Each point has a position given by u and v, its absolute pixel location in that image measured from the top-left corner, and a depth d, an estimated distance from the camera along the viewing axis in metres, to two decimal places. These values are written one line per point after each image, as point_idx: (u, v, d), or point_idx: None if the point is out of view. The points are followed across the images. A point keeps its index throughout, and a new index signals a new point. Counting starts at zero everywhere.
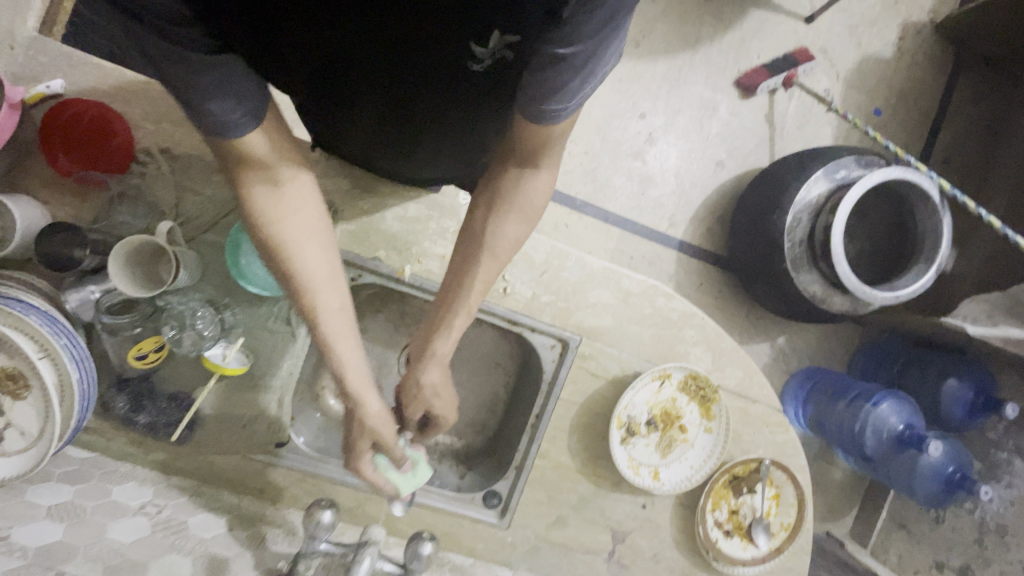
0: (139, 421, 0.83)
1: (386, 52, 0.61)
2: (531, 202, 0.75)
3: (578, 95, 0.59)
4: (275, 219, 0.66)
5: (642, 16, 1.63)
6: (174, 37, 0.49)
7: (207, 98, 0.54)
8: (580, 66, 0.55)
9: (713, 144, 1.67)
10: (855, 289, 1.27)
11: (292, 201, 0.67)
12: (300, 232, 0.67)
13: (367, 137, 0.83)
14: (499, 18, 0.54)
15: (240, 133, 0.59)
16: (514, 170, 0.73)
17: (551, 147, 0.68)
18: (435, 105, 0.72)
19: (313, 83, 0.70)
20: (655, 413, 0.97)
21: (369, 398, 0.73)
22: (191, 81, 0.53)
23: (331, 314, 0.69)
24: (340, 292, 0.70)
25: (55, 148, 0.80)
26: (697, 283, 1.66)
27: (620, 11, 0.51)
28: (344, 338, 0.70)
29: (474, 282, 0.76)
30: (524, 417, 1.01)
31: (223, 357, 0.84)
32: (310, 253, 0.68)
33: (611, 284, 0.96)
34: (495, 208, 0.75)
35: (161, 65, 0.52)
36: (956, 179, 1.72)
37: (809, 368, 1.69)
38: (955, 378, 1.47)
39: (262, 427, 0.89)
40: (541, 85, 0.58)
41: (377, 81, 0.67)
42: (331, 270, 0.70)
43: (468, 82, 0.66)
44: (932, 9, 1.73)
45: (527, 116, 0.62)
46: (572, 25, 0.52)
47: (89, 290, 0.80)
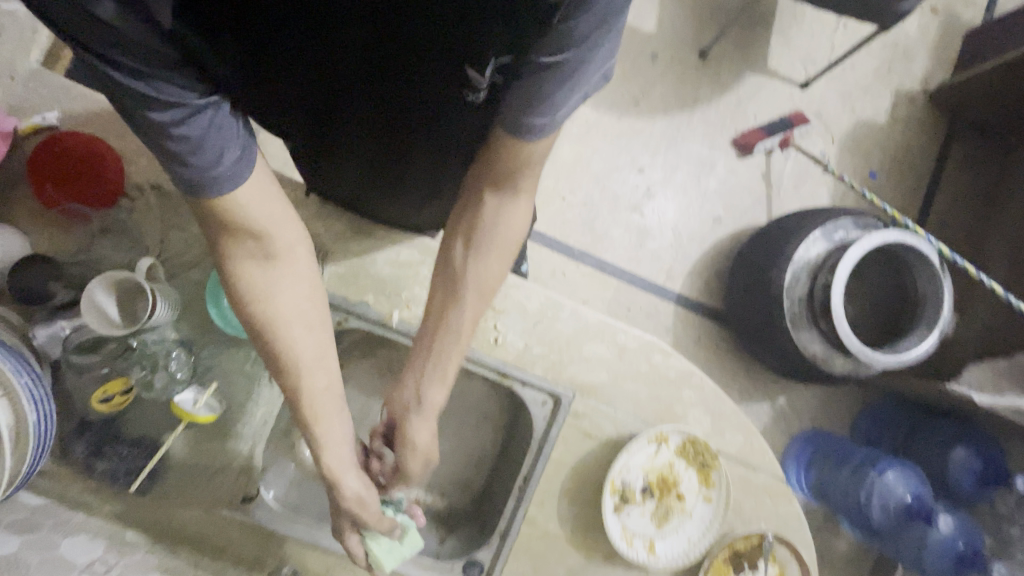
0: (97, 468, 0.78)
1: (374, 75, 0.60)
2: (511, 234, 0.74)
3: (567, 106, 0.57)
4: (264, 301, 0.66)
5: (642, 76, 1.68)
6: (155, 80, 0.47)
7: (190, 150, 0.52)
8: (568, 76, 0.53)
9: (711, 200, 1.69)
10: (857, 351, 1.23)
11: (282, 279, 0.67)
12: (290, 314, 0.68)
13: (358, 168, 0.82)
14: (489, 41, 0.52)
15: (229, 189, 0.57)
16: (492, 201, 0.71)
17: (530, 172, 0.67)
18: (426, 132, 0.70)
19: (297, 112, 0.69)
20: (651, 479, 0.91)
21: (347, 477, 0.76)
22: (176, 132, 0.50)
23: (317, 396, 0.71)
24: (328, 372, 0.72)
25: (44, 180, 0.79)
26: (695, 338, 1.62)
27: (610, 21, 0.50)
28: (330, 418, 0.73)
29: (462, 317, 0.76)
30: (511, 477, 0.95)
31: (194, 403, 0.79)
32: (300, 336, 0.69)
33: (606, 338, 0.93)
34: (475, 248, 0.74)
35: (140, 116, 0.49)
36: (954, 243, 1.72)
37: (810, 431, 1.62)
38: (963, 447, 1.42)
39: (229, 479, 0.83)
40: (526, 97, 0.55)
41: (366, 106, 0.66)
42: (320, 352, 0.71)
43: (458, 109, 0.65)
44: (923, 79, 1.80)
45: (509, 129, 0.59)
46: (561, 32, 0.49)
47: (59, 326, 0.76)
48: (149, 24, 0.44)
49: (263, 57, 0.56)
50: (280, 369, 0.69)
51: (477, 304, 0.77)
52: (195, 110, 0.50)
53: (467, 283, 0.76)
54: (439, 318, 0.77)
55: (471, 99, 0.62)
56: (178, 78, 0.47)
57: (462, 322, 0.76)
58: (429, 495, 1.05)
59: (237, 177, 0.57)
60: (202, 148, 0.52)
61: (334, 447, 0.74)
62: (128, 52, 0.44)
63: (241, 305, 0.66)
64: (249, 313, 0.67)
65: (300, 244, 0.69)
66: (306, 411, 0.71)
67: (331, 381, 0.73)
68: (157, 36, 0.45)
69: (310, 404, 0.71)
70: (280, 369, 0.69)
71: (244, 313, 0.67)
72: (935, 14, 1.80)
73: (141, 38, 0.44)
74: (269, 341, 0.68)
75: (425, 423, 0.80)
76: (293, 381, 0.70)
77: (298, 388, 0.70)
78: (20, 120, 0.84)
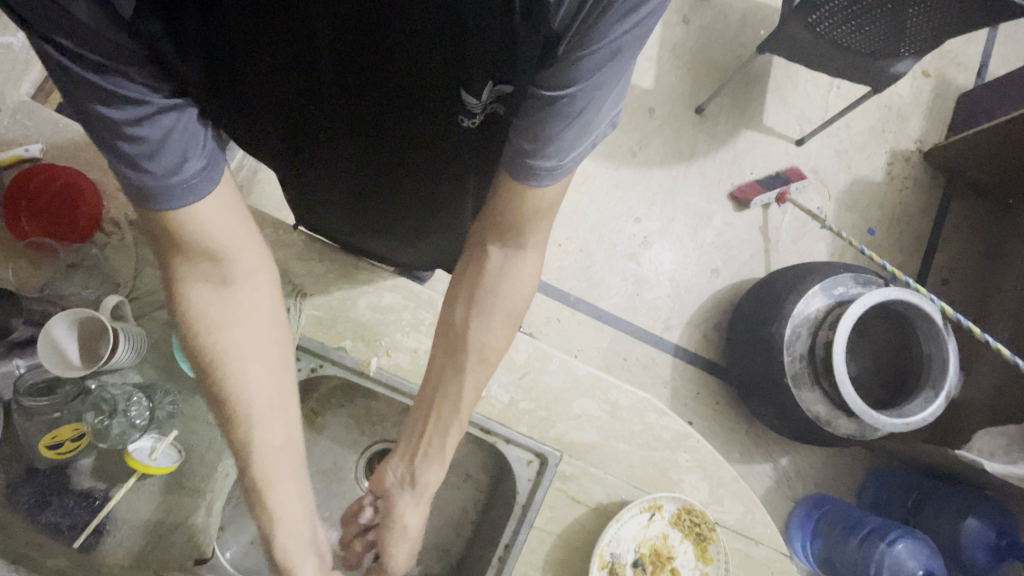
0: (41, 521, 0.70)
1: (363, 101, 0.59)
2: (520, 290, 0.71)
3: (575, 150, 0.55)
4: (218, 328, 0.64)
5: (640, 129, 1.71)
6: (124, 76, 0.46)
7: (148, 152, 0.50)
8: (574, 115, 0.51)
9: (709, 252, 1.67)
10: (861, 413, 1.17)
11: (236, 306, 0.65)
12: (243, 346, 0.65)
13: (342, 199, 0.80)
14: (490, 69, 0.51)
15: (186, 204, 0.55)
16: (499, 250, 0.69)
17: (536, 223, 0.64)
18: (415, 164, 0.68)
19: (284, 141, 0.67)
20: (644, 552, 0.83)
21: (300, 554, 0.71)
22: (126, 132, 0.49)
23: (269, 450, 0.67)
24: (282, 411, 0.68)
25: (20, 214, 0.77)
26: (694, 392, 1.57)
27: (619, 58, 0.48)
28: (285, 473, 0.68)
29: (463, 387, 0.73)
30: (492, 543, 0.87)
31: (150, 452, 0.73)
32: (255, 371, 0.66)
33: (597, 394, 0.88)
34: (477, 309, 0.72)
35: (94, 113, 0.48)
36: (956, 303, 1.69)
37: (817, 496, 1.53)
38: (975, 517, 1.32)
39: (181, 539, 0.76)
40: (531, 135, 0.53)
41: (354, 136, 0.64)
42: (276, 390, 0.68)
43: (450, 138, 0.63)
44: (917, 139, 1.82)
45: (515, 174, 0.57)
46: (568, 67, 0.47)
47: (14, 364, 0.73)
48: (109, 14, 0.43)
49: (240, 66, 0.55)
50: (228, 406, 0.65)
51: (478, 372, 0.74)
52: (160, 109, 0.49)
53: (469, 350, 0.72)
54: (443, 393, 0.74)
55: (465, 125, 0.59)
56: (142, 78, 0.47)
57: (464, 393, 0.73)
58: None
59: (192, 194, 0.55)
60: (163, 151, 0.51)
61: (283, 505, 0.68)
62: (95, 46, 0.44)
63: (191, 330, 0.64)
64: (199, 338, 0.64)
65: (258, 273, 0.67)
66: (255, 461, 0.66)
67: (288, 422, 0.69)
68: (120, 28, 0.44)
69: (260, 450, 0.66)
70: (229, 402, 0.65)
71: (196, 339, 0.64)
72: (927, 77, 1.85)
73: (103, 30, 0.43)
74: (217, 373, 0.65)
75: (416, 506, 0.77)
76: (242, 415, 0.65)
77: (247, 422, 0.66)
78: (3, 152, 0.83)
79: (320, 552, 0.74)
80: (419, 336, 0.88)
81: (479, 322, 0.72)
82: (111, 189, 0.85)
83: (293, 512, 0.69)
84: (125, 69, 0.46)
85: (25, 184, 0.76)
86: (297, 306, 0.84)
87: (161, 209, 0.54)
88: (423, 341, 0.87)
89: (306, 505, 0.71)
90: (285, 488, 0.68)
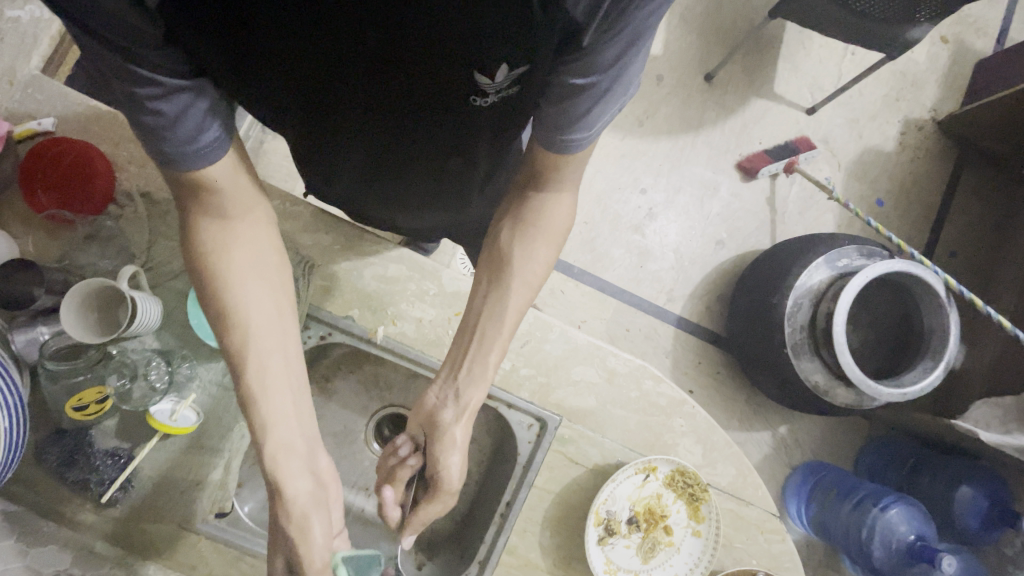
0: (69, 477, 0.76)
1: (381, 95, 0.60)
2: (556, 225, 0.75)
3: (601, 121, 0.61)
4: (219, 253, 0.66)
5: (647, 97, 1.68)
6: (145, 63, 0.49)
7: (165, 125, 0.55)
8: (600, 93, 0.57)
9: (714, 223, 1.67)
10: (859, 382, 1.19)
11: (238, 235, 0.67)
12: (243, 268, 0.67)
13: (353, 172, 0.81)
14: (507, 52, 0.52)
15: (202, 164, 0.60)
16: (535, 195, 0.74)
17: (567, 170, 0.69)
18: (431, 145, 0.71)
19: (301, 124, 0.69)
20: (638, 511, 0.88)
21: (293, 479, 0.68)
22: (151, 107, 0.53)
23: (265, 362, 0.67)
24: (279, 336, 0.69)
25: (35, 185, 0.79)
26: (695, 362, 1.59)
27: (639, 43, 0.52)
28: (277, 394, 0.67)
29: (509, 310, 0.75)
30: (495, 501, 0.92)
31: (171, 413, 0.78)
32: (255, 294, 0.67)
33: (596, 362, 0.91)
34: (520, 235, 0.75)
35: (122, 86, 0.52)
36: (962, 276, 1.69)
37: (814, 462, 1.57)
38: (969, 485, 1.35)
39: (202, 495, 0.81)
40: (562, 115, 0.60)
41: (372, 117, 0.65)
42: (274, 316, 0.69)
43: (466, 119, 0.64)
44: (932, 107, 1.78)
45: (551, 145, 0.65)
46: (592, 55, 0.52)
47: (39, 331, 0.76)
48: (138, 8, 0.45)
49: (259, 64, 0.55)
50: (229, 329, 0.66)
51: (519, 295, 0.76)
52: (176, 89, 0.53)
53: (514, 280, 0.75)
54: (486, 316, 0.75)
55: (477, 103, 0.60)
56: (158, 59, 0.49)
57: (508, 314, 0.75)
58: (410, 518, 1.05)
59: (207, 158, 0.59)
60: (180, 123, 0.55)
61: (275, 418, 0.67)
62: (124, 38, 0.47)
63: (198, 254, 0.66)
64: (202, 263, 0.66)
65: (257, 203, 0.69)
66: (251, 379, 0.66)
67: (286, 346, 0.69)
68: (144, 19, 0.46)
69: (257, 372, 0.67)
70: (230, 328, 0.66)
71: (200, 258, 0.66)
72: (944, 44, 1.80)
73: (132, 21, 0.45)
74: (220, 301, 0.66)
75: (460, 420, 0.76)
76: (240, 339, 0.66)
77: (246, 350, 0.66)
78: (17, 125, 0.85)
79: (316, 481, 0.70)
80: (423, 306, 0.90)
81: (524, 248, 0.75)
82: (122, 161, 0.87)
83: (288, 424, 0.68)
84: (145, 52, 0.48)
85: (39, 158, 0.79)
86: (306, 276, 0.87)
87: (187, 170, 0.60)
88: (428, 311, 0.90)
89: (304, 431, 0.70)
90: (277, 405, 0.67)
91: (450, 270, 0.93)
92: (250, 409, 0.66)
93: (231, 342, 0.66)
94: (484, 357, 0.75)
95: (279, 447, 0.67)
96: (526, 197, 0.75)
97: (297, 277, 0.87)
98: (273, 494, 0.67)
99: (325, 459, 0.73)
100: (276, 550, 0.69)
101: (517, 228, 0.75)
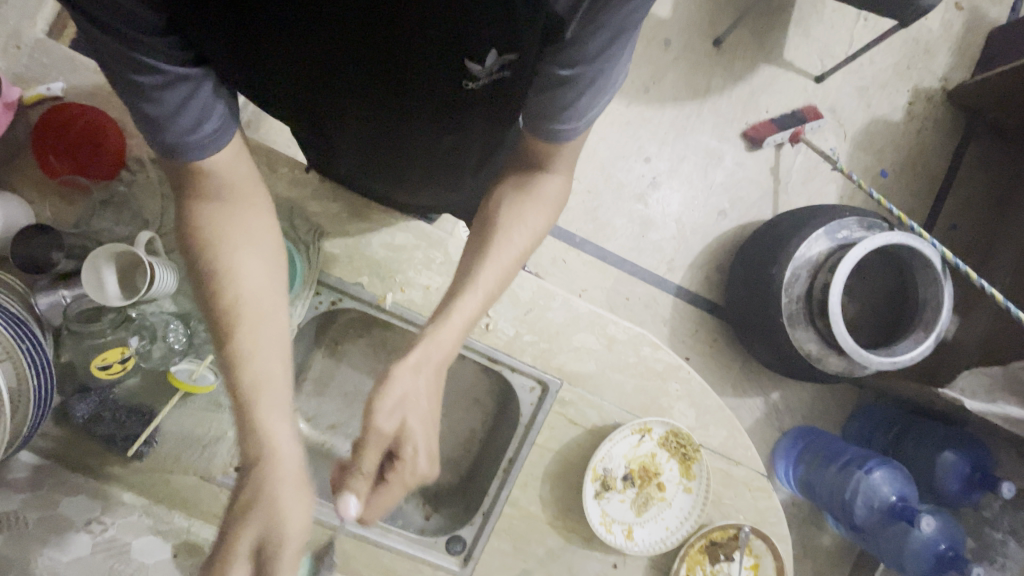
0: (97, 432, 0.81)
1: (373, 76, 0.63)
2: (550, 203, 0.77)
3: (589, 113, 0.65)
4: (211, 222, 0.65)
5: (654, 63, 1.65)
6: (146, 49, 0.53)
7: (170, 115, 0.58)
8: (585, 86, 0.61)
9: (717, 193, 1.67)
10: (851, 351, 1.23)
11: (230, 209, 0.67)
12: (239, 235, 0.67)
13: (351, 159, 0.83)
14: (496, 37, 0.56)
15: (200, 155, 0.63)
16: (528, 175, 0.77)
17: (559, 156, 0.73)
18: (422, 129, 0.73)
19: (300, 105, 0.72)
20: (632, 468, 0.94)
21: (284, 444, 0.63)
22: (156, 96, 0.57)
23: (257, 324, 0.65)
24: (272, 301, 0.67)
25: (47, 150, 0.81)
26: (693, 331, 1.63)
27: (622, 38, 0.58)
28: (268, 353, 0.65)
29: (487, 262, 0.74)
30: (498, 458, 0.98)
31: (190, 373, 0.83)
32: (247, 258, 0.66)
33: (596, 329, 0.94)
34: (514, 209, 0.76)
35: (125, 77, 0.55)
36: (961, 247, 1.70)
37: (802, 428, 1.62)
38: (952, 451, 1.41)
39: (222, 450, 0.86)
40: (552, 105, 0.64)
41: (369, 103, 0.68)
42: (266, 282, 0.67)
43: (455, 104, 0.67)
44: (943, 76, 1.75)
45: (541, 134, 0.69)
46: (577, 46, 0.57)
47: (60, 295, 0.79)
48: None
49: (262, 47, 0.59)
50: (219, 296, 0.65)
51: (502, 271, 0.75)
52: (176, 79, 0.56)
53: (498, 240, 0.75)
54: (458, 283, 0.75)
55: (469, 88, 0.63)
56: (156, 45, 0.52)
57: (480, 281, 0.73)
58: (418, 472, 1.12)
59: (209, 147, 0.63)
60: (181, 114, 0.59)
61: (264, 377, 0.64)
62: (125, 25, 0.50)
63: (190, 231, 0.66)
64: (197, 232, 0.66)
65: (254, 184, 0.70)
66: (241, 341, 0.64)
67: (277, 309, 0.67)
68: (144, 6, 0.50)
69: (245, 336, 0.64)
70: (220, 290, 0.65)
71: (199, 221, 0.66)
72: (958, 11, 1.75)
73: (134, 9, 0.49)
74: (209, 263, 0.65)
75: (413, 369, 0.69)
76: (229, 301, 0.64)
77: (236, 312, 0.64)
78: (26, 90, 0.85)
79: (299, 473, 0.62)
80: (430, 273, 0.93)
81: (514, 213, 0.76)
82: (131, 126, 0.87)
83: (279, 389, 0.64)
84: (144, 39, 0.52)
85: (51, 125, 0.81)
86: (315, 244, 0.89)
87: (185, 161, 0.63)
88: (434, 279, 0.93)
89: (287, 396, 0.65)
90: (267, 365, 0.64)
91: (455, 239, 0.95)
92: (241, 370, 0.63)
93: (220, 304, 0.64)
94: (446, 310, 0.72)
95: (270, 407, 0.63)
96: (517, 174, 0.78)
97: (307, 244, 0.90)
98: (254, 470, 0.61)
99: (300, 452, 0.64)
100: (248, 520, 0.59)
101: (507, 194, 0.77)
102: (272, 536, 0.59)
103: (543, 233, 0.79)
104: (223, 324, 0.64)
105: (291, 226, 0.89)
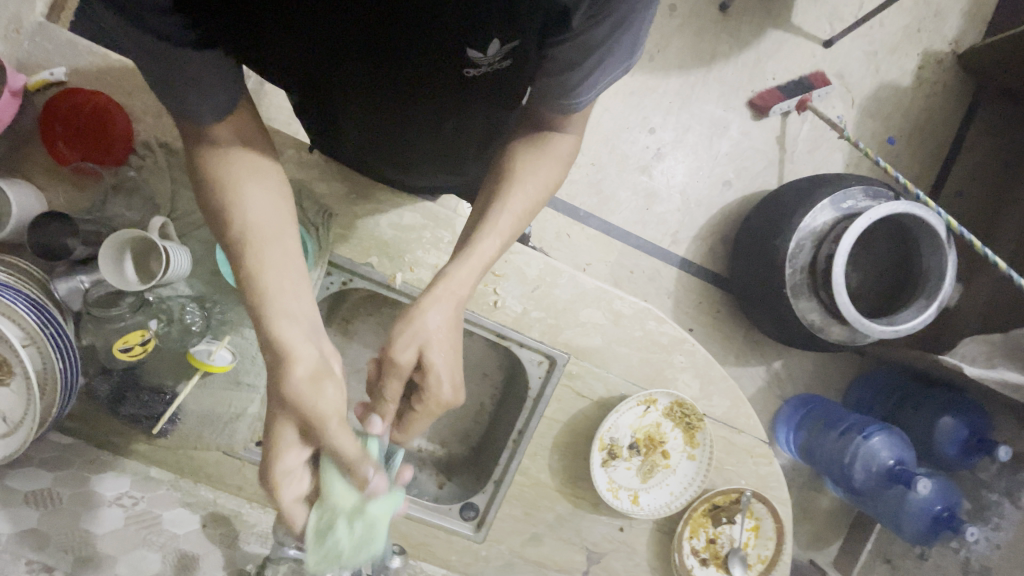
0: (122, 412, 0.84)
1: (379, 51, 0.62)
2: (561, 163, 0.74)
3: (596, 90, 0.64)
4: (219, 161, 0.62)
5: (658, 29, 1.62)
6: (151, 29, 0.51)
7: (178, 87, 0.56)
8: (595, 65, 0.60)
9: (722, 163, 1.66)
10: (854, 320, 1.24)
11: (239, 151, 0.63)
12: (242, 171, 0.63)
13: (359, 143, 0.84)
14: (500, 26, 0.57)
15: (213, 121, 0.60)
16: (537, 130, 0.74)
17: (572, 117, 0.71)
18: (428, 111, 0.73)
19: (305, 84, 0.72)
20: (638, 437, 0.97)
21: (300, 346, 0.62)
22: (162, 75, 0.55)
23: (267, 241, 0.63)
24: (281, 226, 0.64)
25: (55, 138, 0.82)
26: (696, 302, 1.64)
27: (627, 26, 0.57)
28: (281, 273, 0.63)
29: (505, 207, 0.72)
30: (509, 429, 1.01)
31: (209, 353, 0.84)
32: (254, 189, 0.63)
33: (603, 305, 0.95)
34: (527, 157, 0.73)
35: (132, 46, 0.53)
36: (967, 215, 1.69)
37: (805, 395, 1.66)
38: (950, 416, 1.45)
39: (242, 426, 0.90)
40: (560, 85, 0.63)
41: (374, 81, 0.67)
42: (272, 210, 0.64)
43: (459, 89, 0.68)
44: (955, 39, 1.71)
45: (551, 107, 0.68)
46: (584, 36, 0.57)
47: (79, 279, 0.82)
48: None
49: (270, 25, 0.59)
50: (231, 227, 0.62)
51: (517, 218, 0.73)
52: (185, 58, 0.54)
53: (513, 184, 0.73)
54: (480, 212, 0.74)
55: (470, 75, 0.65)
56: (160, 23, 0.50)
57: (502, 222, 0.72)
58: (431, 443, 1.17)
59: (217, 116, 0.60)
60: (190, 91, 0.57)
61: (280, 293, 0.62)
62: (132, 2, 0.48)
63: (199, 178, 0.63)
64: (206, 172, 0.63)
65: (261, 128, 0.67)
66: (263, 258, 0.62)
67: (283, 234, 0.64)
68: None
69: (252, 257, 0.62)
70: (231, 221, 0.62)
71: (198, 163, 0.63)
72: None
73: None
74: (224, 194, 0.62)
75: (462, 262, 0.71)
76: (240, 230, 0.62)
77: (249, 239, 0.62)
78: (29, 76, 0.85)
79: (302, 426, 0.62)
80: (439, 253, 0.94)
81: (528, 165, 0.73)
82: (137, 110, 0.88)
83: (300, 304, 0.64)
84: (151, 18, 0.50)
85: (61, 114, 0.82)
86: (325, 225, 0.91)
87: (197, 125, 0.60)
88: (442, 258, 0.94)
89: (306, 312, 0.64)
90: (282, 281, 0.63)
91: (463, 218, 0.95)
92: (253, 290, 0.62)
93: (229, 234, 0.62)
94: (467, 246, 0.72)
95: (295, 311, 0.63)
96: (532, 125, 0.74)
97: (318, 225, 0.91)
98: (277, 368, 0.61)
99: (331, 346, 0.66)
100: (283, 422, 0.61)
101: (522, 143, 0.74)
102: (310, 420, 0.60)
103: (554, 187, 0.76)
104: (234, 256, 0.63)
105: (300, 207, 0.90)
